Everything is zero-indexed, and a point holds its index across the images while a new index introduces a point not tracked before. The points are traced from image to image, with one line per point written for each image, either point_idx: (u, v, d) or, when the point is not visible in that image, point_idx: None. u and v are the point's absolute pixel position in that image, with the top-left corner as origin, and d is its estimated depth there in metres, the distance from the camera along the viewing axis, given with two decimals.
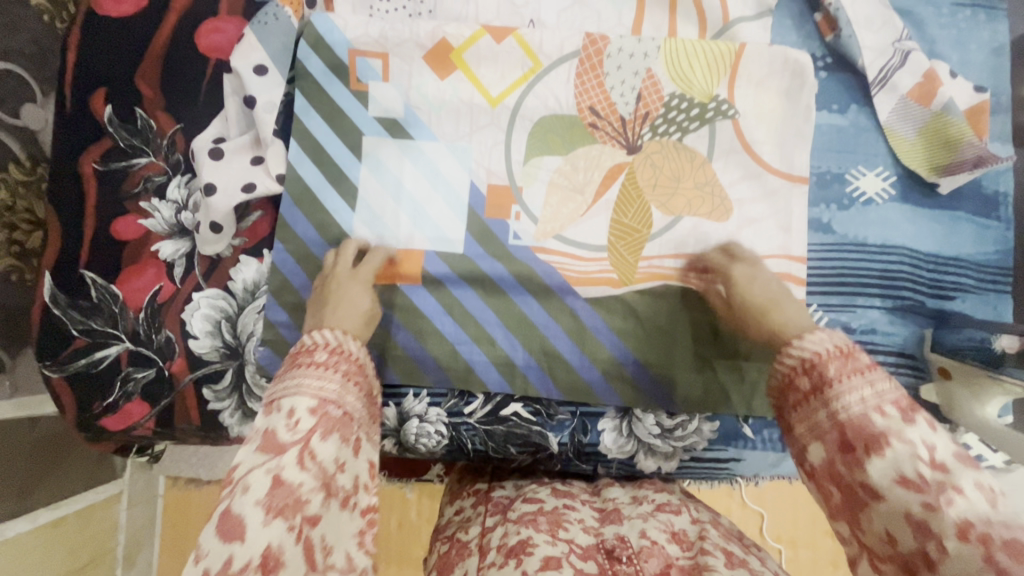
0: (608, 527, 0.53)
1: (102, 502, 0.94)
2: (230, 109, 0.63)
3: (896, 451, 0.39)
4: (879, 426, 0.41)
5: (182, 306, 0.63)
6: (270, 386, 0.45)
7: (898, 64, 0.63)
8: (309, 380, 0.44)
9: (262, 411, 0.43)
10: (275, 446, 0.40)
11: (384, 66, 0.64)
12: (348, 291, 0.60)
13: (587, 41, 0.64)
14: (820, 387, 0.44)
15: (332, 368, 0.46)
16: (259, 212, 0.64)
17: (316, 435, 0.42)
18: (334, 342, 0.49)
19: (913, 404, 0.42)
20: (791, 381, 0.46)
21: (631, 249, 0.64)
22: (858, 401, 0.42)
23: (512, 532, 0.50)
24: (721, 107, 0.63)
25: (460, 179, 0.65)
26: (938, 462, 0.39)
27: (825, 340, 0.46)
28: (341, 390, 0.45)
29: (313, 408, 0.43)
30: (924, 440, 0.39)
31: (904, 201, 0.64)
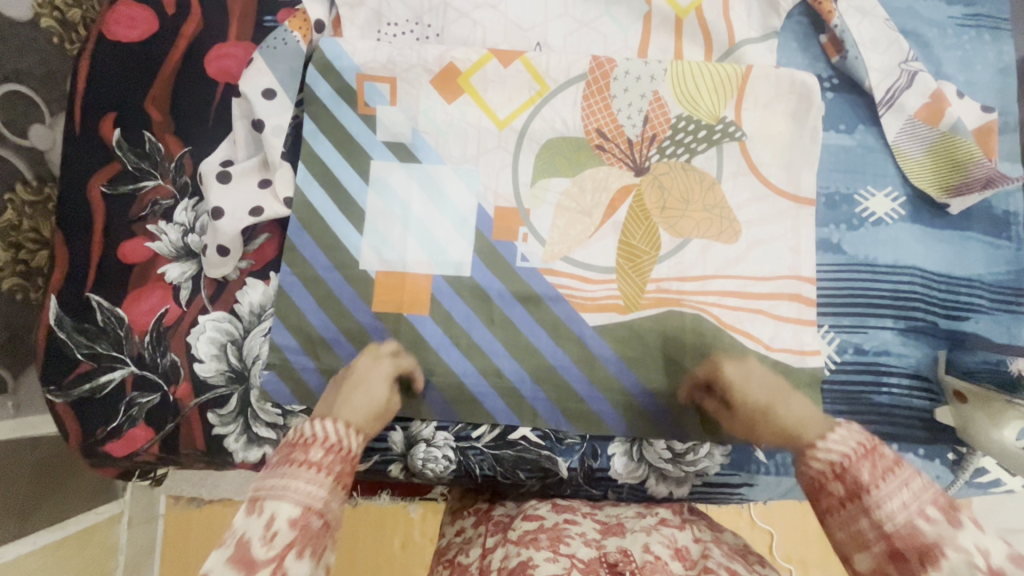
0: (610, 539, 0.54)
1: (102, 522, 0.93)
2: (239, 132, 0.63)
3: (951, 562, 0.41)
4: (930, 535, 0.42)
5: (188, 329, 0.63)
6: (258, 477, 0.48)
7: (904, 86, 0.63)
8: (297, 483, 0.47)
9: (244, 507, 0.46)
10: (247, 563, 0.43)
11: (392, 90, 0.64)
12: (366, 380, 0.60)
13: (594, 64, 0.64)
14: (857, 493, 0.46)
15: (325, 471, 0.49)
16: (266, 234, 0.64)
17: (291, 552, 0.45)
18: (332, 436, 0.51)
19: (953, 502, 0.44)
20: (824, 486, 0.49)
21: (640, 272, 0.64)
22: (900, 509, 0.44)
23: (513, 553, 0.51)
24: (729, 129, 0.63)
25: (467, 202, 0.65)
26: (994, 566, 0.40)
27: (843, 444, 0.49)
28: (326, 497, 0.48)
29: (293, 520, 0.45)
30: (979, 545, 0.41)
31: (914, 220, 0.64)
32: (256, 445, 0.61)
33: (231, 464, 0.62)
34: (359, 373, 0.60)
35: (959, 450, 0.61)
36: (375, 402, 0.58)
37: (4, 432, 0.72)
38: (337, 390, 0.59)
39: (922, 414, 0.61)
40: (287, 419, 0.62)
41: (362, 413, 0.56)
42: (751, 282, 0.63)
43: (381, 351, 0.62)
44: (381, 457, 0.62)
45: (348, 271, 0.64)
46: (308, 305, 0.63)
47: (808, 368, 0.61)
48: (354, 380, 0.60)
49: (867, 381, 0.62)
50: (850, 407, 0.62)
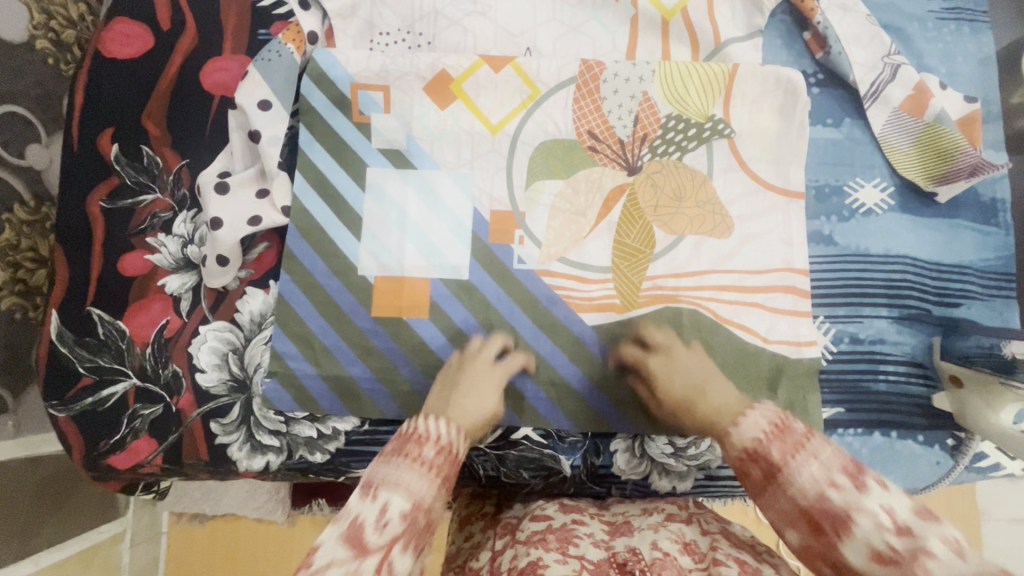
0: (619, 539, 0.52)
1: (104, 542, 0.93)
2: (236, 144, 0.64)
3: (862, 528, 0.36)
4: (838, 502, 0.38)
5: (189, 339, 0.63)
6: (370, 463, 0.46)
7: (888, 79, 0.64)
8: (406, 478, 0.44)
9: (358, 491, 0.43)
10: (360, 545, 0.40)
11: (386, 98, 0.65)
12: (476, 377, 0.59)
13: (583, 67, 0.65)
14: (773, 472, 0.41)
15: (433, 469, 0.46)
16: (264, 243, 0.65)
17: (398, 543, 0.41)
18: (444, 436, 0.48)
19: (861, 465, 0.39)
20: (743, 470, 0.44)
21: (636, 270, 0.64)
22: (811, 480, 0.39)
23: (522, 554, 0.49)
24: (718, 126, 0.64)
25: (463, 206, 0.65)
26: (902, 525, 0.36)
27: (761, 420, 0.44)
28: (432, 495, 0.44)
29: (405, 512, 0.42)
30: (885, 506, 0.37)
31: (903, 210, 0.65)
32: (259, 453, 0.61)
33: (235, 473, 0.62)
34: (468, 375, 0.59)
35: (958, 436, 0.61)
36: (490, 385, 0.59)
37: (7, 453, 0.72)
38: (446, 382, 0.59)
39: (921, 401, 0.62)
40: (290, 426, 0.62)
41: (473, 409, 0.55)
42: (746, 276, 0.64)
43: (485, 352, 0.62)
44: None
45: (347, 278, 0.64)
46: (308, 312, 0.64)
47: (805, 359, 0.62)
48: (464, 379, 0.58)
49: (864, 370, 0.62)
50: (847, 397, 0.62)
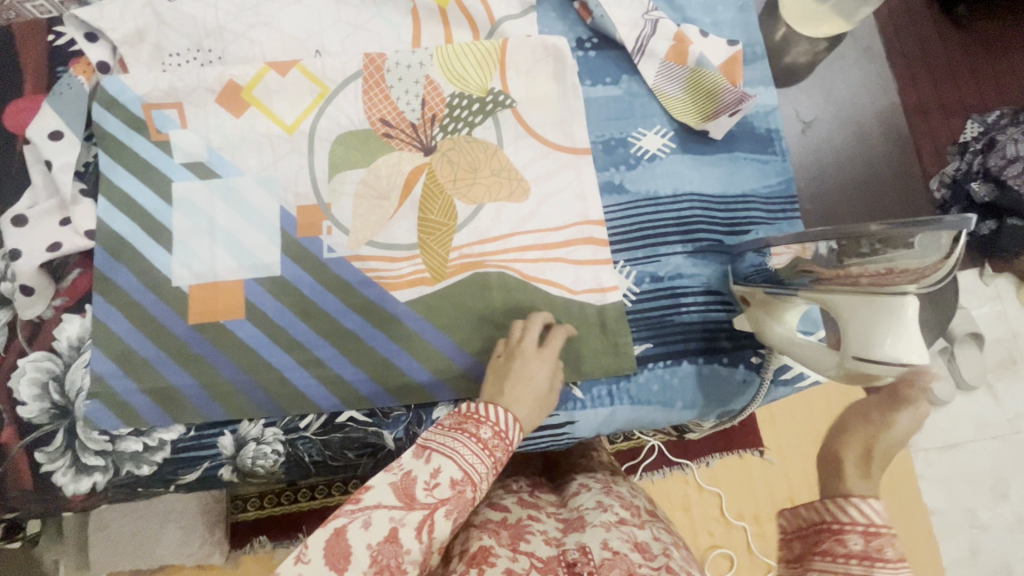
0: (570, 536, 0.59)
1: None
2: (36, 177, 0.66)
3: None
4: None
5: (7, 374, 0.63)
6: (426, 432, 0.51)
7: (650, 33, 0.68)
8: (448, 449, 0.49)
9: (411, 450, 0.49)
10: (409, 498, 0.46)
11: (181, 114, 0.68)
12: (525, 365, 0.57)
13: (366, 61, 0.69)
14: (871, 557, 0.39)
15: (487, 450, 0.50)
16: (78, 269, 0.66)
17: (443, 508, 0.46)
18: (502, 425, 0.52)
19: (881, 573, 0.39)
20: (840, 534, 0.41)
21: (442, 243, 0.67)
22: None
23: (474, 538, 0.56)
24: (499, 98, 0.68)
25: (270, 207, 0.67)
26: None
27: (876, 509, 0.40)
28: (485, 474, 0.49)
29: (455, 481, 0.48)
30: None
31: (685, 151, 0.68)
32: (85, 475, 0.61)
33: (65, 500, 0.61)
34: (518, 364, 0.57)
35: (762, 353, 0.64)
36: (544, 372, 0.57)
37: None
38: (497, 375, 0.57)
39: (721, 325, 0.65)
40: (116, 444, 0.62)
41: (526, 404, 0.55)
42: (545, 234, 0.67)
43: (528, 337, 0.60)
44: (211, 463, 0.62)
45: (162, 291, 0.65)
46: (123, 328, 0.65)
47: (609, 303, 0.65)
48: (514, 369, 0.57)
49: (666, 306, 0.65)
50: (654, 333, 0.65)
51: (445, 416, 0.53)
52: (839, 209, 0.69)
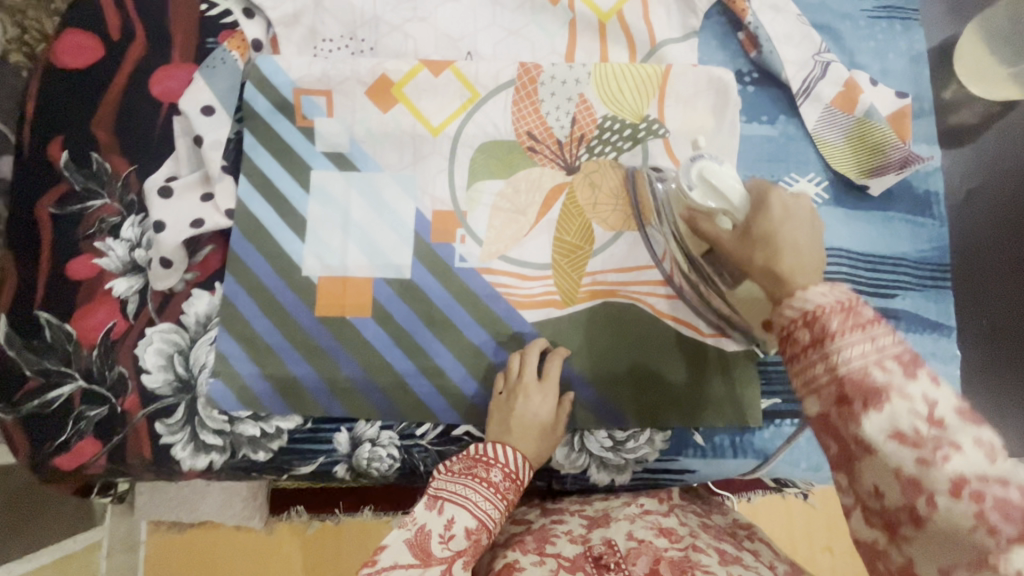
0: (596, 531, 0.55)
1: (79, 551, 1.04)
2: (181, 149, 0.66)
3: (894, 406, 0.34)
4: (879, 380, 0.35)
5: (136, 341, 0.64)
6: (437, 477, 0.52)
7: (819, 76, 0.66)
8: (466, 495, 0.50)
9: (423, 500, 0.50)
10: (425, 554, 0.47)
11: (329, 103, 0.66)
12: (530, 403, 0.58)
13: (520, 70, 0.67)
14: (822, 340, 0.37)
15: (500, 494, 0.52)
16: (211, 246, 0.66)
17: (461, 559, 0.48)
18: (512, 465, 0.53)
19: (916, 357, 0.35)
20: (789, 334, 0.39)
21: (576, 267, 0.66)
22: (859, 357, 0.35)
23: (502, 554, 0.53)
24: (653, 125, 0.66)
25: (406, 207, 0.67)
26: (936, 418, 0.33)
27: (830, 295, 0.38)
28: (498, 518, 0.51)
29: (469, 530, 0.49)
30: (928, 396, 0.34)
31: (837, 204, 0.65)
32: (203, 453, 0.62)
33: (180, 474, 0.62)
34: (521, 405, 0.58)
35: None
36: (546, 410, 0.58)
37: None
38: (502, 412, 0.58)
39: None
40: (234, 425, 0.63)
41: (531, 439, 0.56)
42: None
43: (529, 369, 0.60)
44: (325, 459, 0.62)
45: (292, 279, 0.65)
46: (252, 312, 0.64)
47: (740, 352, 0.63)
48: (519, 408, 0.57)
49: None
50: (786, 389, 0.63)
51: (455, 459, 0.54)
52: (986, 252, 0.65)
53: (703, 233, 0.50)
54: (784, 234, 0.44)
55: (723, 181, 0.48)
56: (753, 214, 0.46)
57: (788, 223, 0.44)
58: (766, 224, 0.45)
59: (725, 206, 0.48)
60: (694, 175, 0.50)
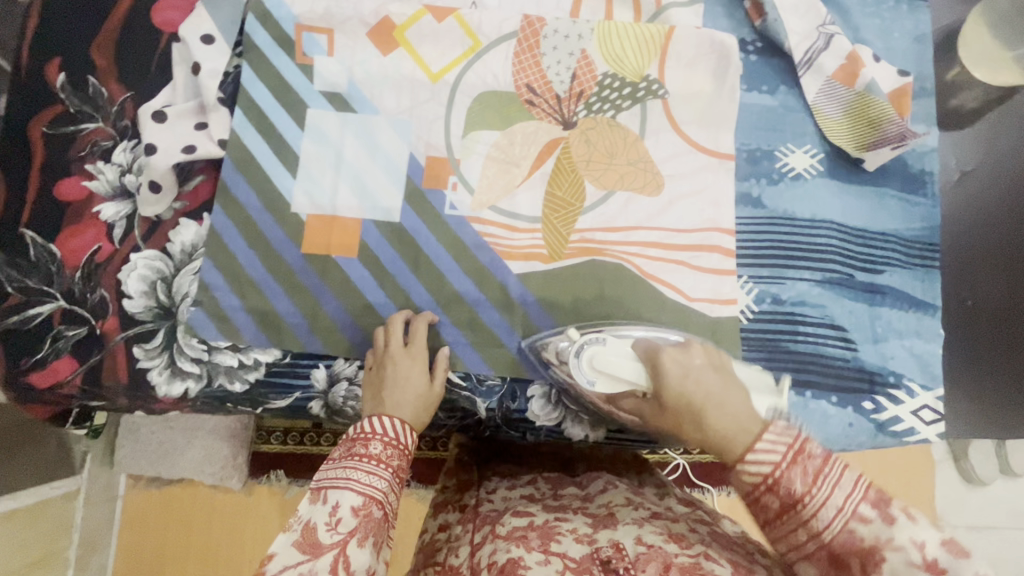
0: (602, 533, 0.52)
1: (56, 498, 1.00)
2: (179, 77, 0.65)
3: (891, 564, 0.36)
4: (868, 536, 0.37)
5: (120, 266, 0.64)
6: (321, 469, 0.51)
7: (822, 47, 0.65)
8: (359, 477, 0.50)
9: (308, 496, 0.49)
10: (313, 546, 0.46)
11: (330, 42, 0.66)
12: (398, 369, 0.59)
13: (524, 23, 0.66)
14: (794, 505, 0.40)
15: (383, 464, 0.51)
16: (201, 176, 0.65)
17: (353, 540, 0.47)
18: (391, 433, 0.53)
19: (882, 493, 0.39)
20: (758, 498, 0.41)
21: (565, 222, 0.65)
22: (838, 514, 0.39)
23: (502, 549, 0.51)
24: (652, 86, 0.65)
25: (400, 151, 0.66)
26: (930, 560, 0.36)
27: (780, 441, 0.41)
28: (387, 488, 0.51)
29: (355, 508, 0.48)
30: (915, 539, 0.37)
31: (832, 177, 0.65)
32: (179, 379, 0.62)
33: (155, 400, 0.62)
34: (390, 372, 0.59)
35: (877, 400, 0.61)
36: (419, 373, 0.59)
37: None
38: (374, 385, 0.59)
39: (838, 364, 0.62)
40: (212, 355, 0.62)
41: (407, 401, 0.57)
42: (672, 233, 0.65)
43: (395, 341, 0.61)
44: (301, 394, 0.62)
45: (280, 214, 0.65)
46: (236, 244, 0.64)
47: (723, 318, 0.63)
48: (387, 377, 0.58)
49: (780, 331, 0.63)
50: (768, 357, 0.62)
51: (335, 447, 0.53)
52: (975, 242, 0.65)
53: (623, 405, 0.58)
54: (692, 394, 0.51)
55: (616, 367, 0.58)
56: (654, 379, 0.55)
57: (678, 368, 0.54)
58: (669, 390, 0.53)
59: (631, 385, 0.57)
60: (586, 372, 0.58)
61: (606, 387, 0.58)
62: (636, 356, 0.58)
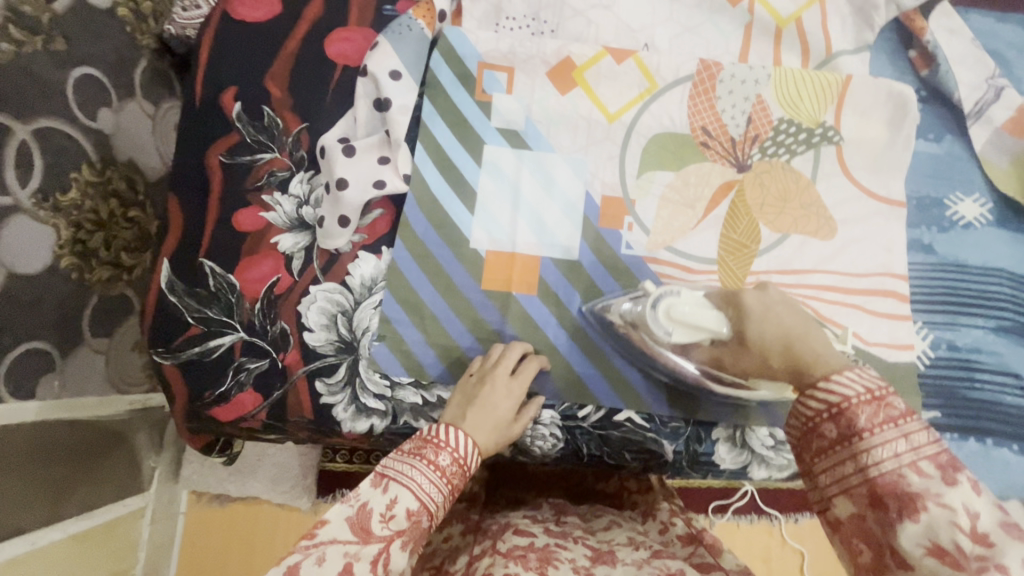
0: (599, 568, 0.53)
1: (127, 515, 0.99)
2: (361, 112, 0.66)
3: (930, 517, 0.34)
4: (915, 486, 0.35)
5: (299, 298, 0.63)
6: (390, 454, 0.50)
7: (992, 99, 0.68)
8: (419, 478, 0.48)
9: (369, 478, 0.48)
10: (365, 532, 0.45)
11: (510, 79, 0.67)
12: (494, 393, 0.57)
13: (701, 66, 0.68)
14: (850, 437, 0.38)
15: (445, 478, 0.49)
16: (380, 210, 0.66)
17: (399, 540, 0.46)
18: (462, 450, 0.51)
19: (956, 460, 0.36)
20: (815, 427, 0.40)
21: (741, 264, 0.66)
22: (892, 458, 0.37)
23: (499, 563, 0.53)
24: (828, 132, 0.67)
25: (576, 190, 0.67)
26: (980, 532, 0.33)
27: (858, 383, 0.39)
28: (441, 501, 0.49)
29: (411, 512, 0.47)
30: (969, 506, 0.34)
31: (1000, 225, 0.67)
32: (364, 416, 0.62)
33: (340, 435, 0.62)
34: (485, 391, 0.57)
35: None
36: (507, 400, 0.57)
37: (51, 412, 0.78)
38: (465, 395, 0.57)
39: (1015, 411, 0.63)
40: (395, 391, 0.62)
41: (488, 427, 0.54)
42: (846, 277, 0.66)
43: (507, 360, 0.60)
44: None
45: (459, 250, 0.65)
46: (417, 278, 0.64)
47: (899, 363, 0.64)
48: (482, 394, 0.56)
49: (957, 378, 0.64)
50: (946, 403, 0.63)
51: (406, 440, 0.52)
52: None
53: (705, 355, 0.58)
54: (777, 322, 0.51)
55: (695, 318, 0.56)
56: (737, 321, 0.54)
57: (765, 309, 0.52)
58: (754, 324, 0.52)
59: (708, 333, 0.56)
60: (665, 323, 0.57)
61: (684, 337, 0.57)
62: (717, 305, 0.56)
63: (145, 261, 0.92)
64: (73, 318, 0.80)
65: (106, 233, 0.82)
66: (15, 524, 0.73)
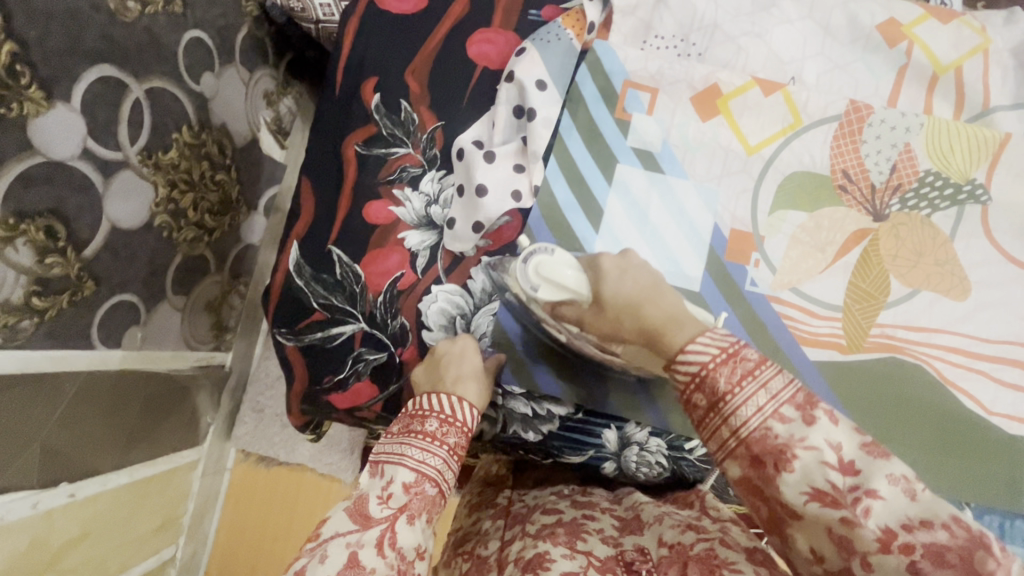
0: (627, 537, 0.54)
1: (184, 466, 1.01)
2: (500, 117, 0.66)
3: (803, 463, 0.36)
4: (782, 435, 0.37)
5: (421, 296, 0.64)
6: (384, 443, 0.55)
7: None
8: (413, 452, 0.53)
9: (369, 470, 0.53)
10: (365, 518, 0.48)
11: (652, 100, 0.66)
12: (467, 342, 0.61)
13: (851, 108, 0.66)
14: (717, 403, 0.40)
15: (437, 441, 0.55)
16: (507, 218, 0.65)
17: (404, 515, 0.49)
18: (445, 410, 0.56)
19: (811, 397, 0.38)
20: (690, 399, 0.42)
21: (867, 314, 0.64)
22: (757, 413, 0.38)
23: (530, 546, 0.51)
24: (976, 191, 0.65)
25: (705, 220, 0.66)
26: (847, 463, 0.36)
27: (713, 344, 0.42)
28: (440, 465, 0.54)
29: (408, 484, 0.51)
30: (831, 441, 0.36)
31: None
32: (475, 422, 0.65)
33: None
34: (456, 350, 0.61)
35: None
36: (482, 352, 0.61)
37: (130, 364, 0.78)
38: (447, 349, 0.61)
39: None
40: (506, 401, 0.64)
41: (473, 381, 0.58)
42: (976, 342, 0.64)
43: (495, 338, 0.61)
44: (594, 453, 0.64)
45: None
46: None
47: (1019, 437, 0.62)
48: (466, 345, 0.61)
49: None
50: None
51: (395, 424, 0.58)
52: None
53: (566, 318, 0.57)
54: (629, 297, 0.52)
55: (564, 276, 0.54)
56: (597, 284, 0.54)
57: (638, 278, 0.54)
58: (608, 291, 0.53)
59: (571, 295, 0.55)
60: (532, 278, 0.55)
61: (551, 297, 0.56)
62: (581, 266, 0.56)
63: (224, 225, 0.93)
64: (161, 274, 0.80)
65: (195, 194, 0.82)
66: (91, 466, 0.75)
